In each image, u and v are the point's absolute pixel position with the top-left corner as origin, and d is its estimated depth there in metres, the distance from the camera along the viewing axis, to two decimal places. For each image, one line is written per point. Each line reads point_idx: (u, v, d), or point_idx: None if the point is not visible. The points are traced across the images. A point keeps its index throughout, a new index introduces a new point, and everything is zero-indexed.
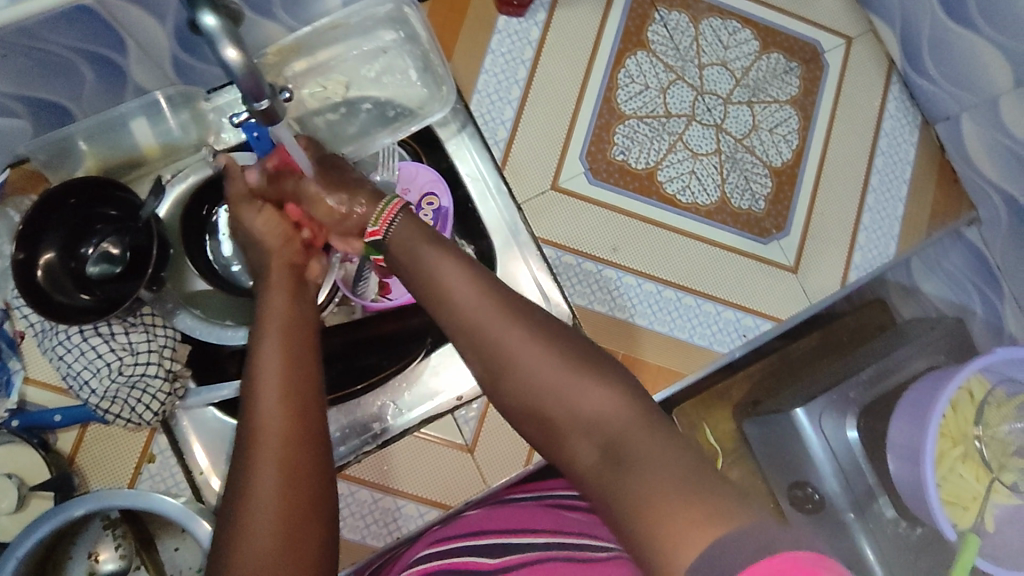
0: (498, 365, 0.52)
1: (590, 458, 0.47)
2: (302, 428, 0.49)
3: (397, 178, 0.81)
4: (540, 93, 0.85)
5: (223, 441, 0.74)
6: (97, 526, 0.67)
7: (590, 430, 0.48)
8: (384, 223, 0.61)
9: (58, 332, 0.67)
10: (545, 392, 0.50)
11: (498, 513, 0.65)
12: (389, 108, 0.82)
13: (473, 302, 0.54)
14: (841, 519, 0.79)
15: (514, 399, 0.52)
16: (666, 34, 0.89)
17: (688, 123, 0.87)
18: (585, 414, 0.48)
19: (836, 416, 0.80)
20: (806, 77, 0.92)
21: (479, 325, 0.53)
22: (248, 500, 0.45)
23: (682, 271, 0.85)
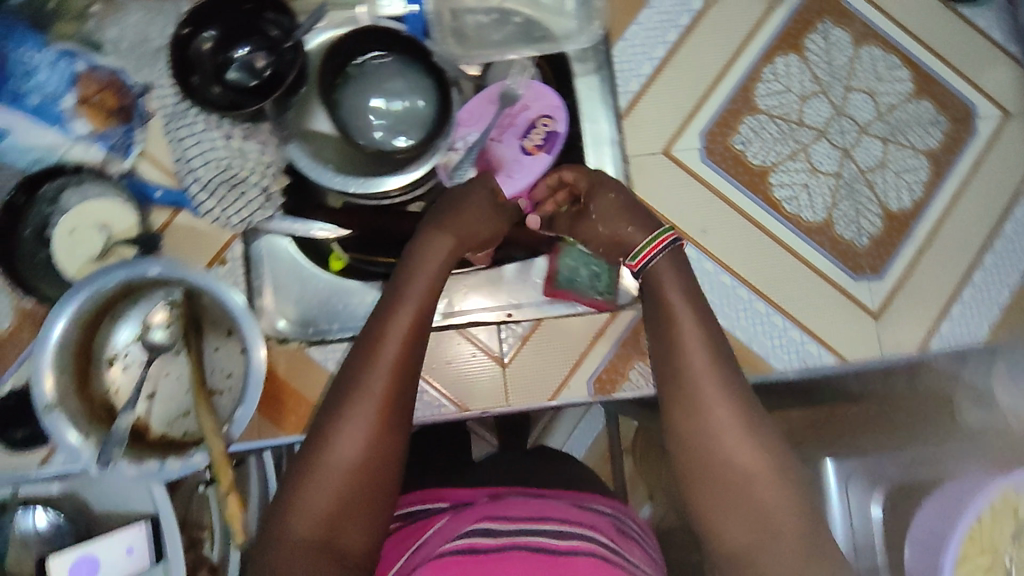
0: (683, 429, 0.62)
1: (733, 526, 0.58)
2: (390, 427, 0.60)
3: (521, 94, 0.82)
4: (682, 62, 0.85)
5: (289, 276, 0.79)
6: (159, 299, 0.71)
7: (744, 494, 0.59)
8: (642, 258, 0.70)
9: (186, 115, 0.73)
10: (716, 459, 0.60)
11: (528, 500, 0.64)
12: (535, 29, 0.84)
13: (706, 364, 0.63)
14: None
15: (687, 461, 0.61)
16: (824, 47, 0.87)
17: (817, 138, 0.86)
18: (743, 487, 0.59)
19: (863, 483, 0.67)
20: (950, 135, 0.89)
21: (700, 377, 0.62)
22: (317, 472, 0.58)
23: (762, 275, 0.83)
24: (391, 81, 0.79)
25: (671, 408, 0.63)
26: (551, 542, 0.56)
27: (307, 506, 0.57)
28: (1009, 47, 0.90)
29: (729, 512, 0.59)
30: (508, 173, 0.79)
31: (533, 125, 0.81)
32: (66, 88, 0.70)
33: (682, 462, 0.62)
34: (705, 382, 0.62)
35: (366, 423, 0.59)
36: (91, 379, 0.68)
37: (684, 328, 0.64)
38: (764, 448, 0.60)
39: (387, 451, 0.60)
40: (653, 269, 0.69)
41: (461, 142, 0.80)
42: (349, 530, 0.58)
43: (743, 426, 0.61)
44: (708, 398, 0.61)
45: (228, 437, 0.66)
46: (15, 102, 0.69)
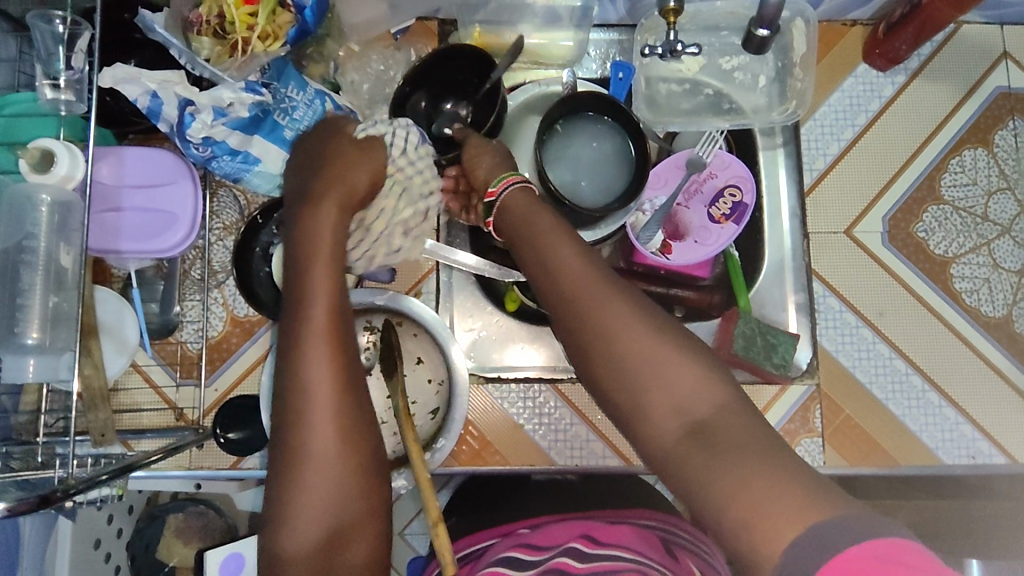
0: (596, 360, 0.52)
1: (672, 435, 0.48)
2: (349, 392, 0.52)
3: (709, 162, 0.84)
4: (870, 145, 0.87)
5: (472, 312, 0.84)
6: (360, 324, 0.75)
7: (665, 407, 0.49)
8: (500, 189, 0.63)
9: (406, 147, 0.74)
10: (645, 383, 0.50)
11: (575, 524, 0.66)
12: (724, 101, 0.86)
13: (578, 271, 0.55)
14: None
15: (613, 390, 0.51)
16: (1014, 144, 0.88)
17: (1001, 235, 0.85)
18: (674, 392, 0.49)
19: None
20: None
21: (577, 286, 0.54)
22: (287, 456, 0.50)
23: (935, 365, 0.83)
24: (597, 142, 0.82)
25: (577, 349, 0.53)
26: (571, 563, 0.58)
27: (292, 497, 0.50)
28: None
29: (668, 419, 0.49)
30: (695, 240, 0.82)
31: (720, 194, 0.83)
32: (316, 123, 0.72)
33: (614, 395, 0.51)
34: (573, 284, 0.54)
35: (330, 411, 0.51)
36: None
37: (543, 227, 0.59)
38: (681, 354, 0.50)
39: (352, 423, 0.52)
40: (504, 203, 0.62)
41: (650, 204, 0.83)
42: (356, 530, 0.51)
43: (646, 332, 0.51)
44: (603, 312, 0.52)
45: (430, 463, 0.73)
46: (270, 132, 0.70)
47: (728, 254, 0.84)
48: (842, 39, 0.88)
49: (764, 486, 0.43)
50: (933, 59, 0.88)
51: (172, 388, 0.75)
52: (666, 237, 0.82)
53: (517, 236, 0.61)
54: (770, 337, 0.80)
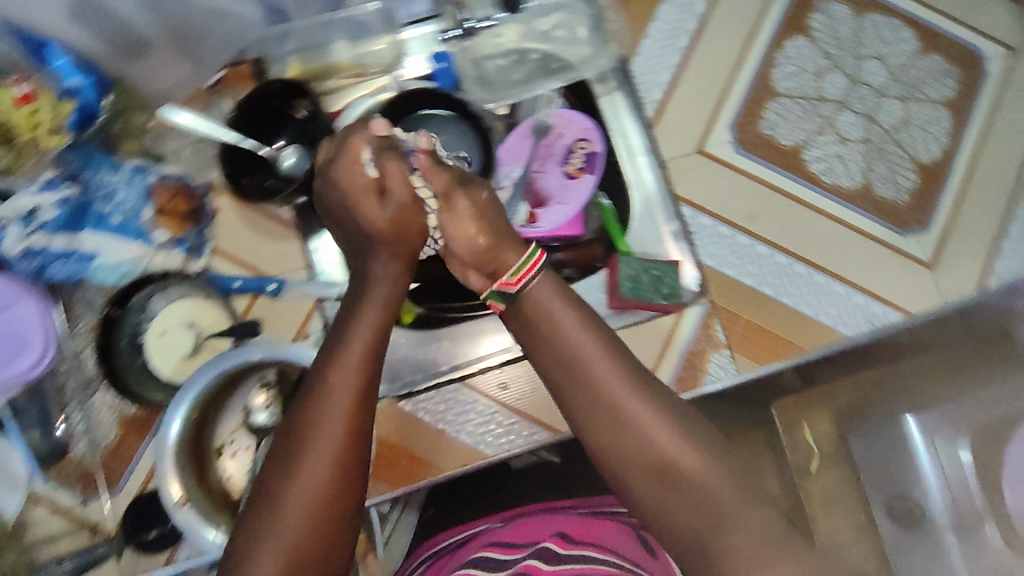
0: (618, 446, 0.59)
1: (687, 523, 0.57)
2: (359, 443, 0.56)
3: (553, 122, 0.85)
4: (699, 64, 0.89)
5: None
6: (252, 384, 0.72)
7: (680, 491, 0.57)
8: (522, 279, 0.63)
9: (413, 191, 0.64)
10: (683, 478, 0.57)
11: (546, 518, 0.77)
12: (552, 61, 0.88)
13: (613, 370, 0.60)
14: (941, 540, 0.80)
15: (643, 480, 0.58)
16: (829, 24, 0.91)
17: (840, 110, 0.89)
18: (699, 492, 0.57)
19: (949, 437, 0.82)
20: (963, 83, 0.92)
21: (610, 382, 0.60)
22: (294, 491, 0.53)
23: (813, 248, 0.86)
24: (442, 131, 0.82)
25: (606, 431, 0.59)
26: (542, 566, 0.67)
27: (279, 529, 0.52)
28: None
29: (678, 499, 0.57)
30: (559, 200, 0.82)
31: (572, 150, 0.84)
32: (142, 201, 0.73)
33: (631, 469, 0.59)
34: (614, 388, 0.59)
35: (321, 480, 0.54)
36: (205, 471, 0.69)
37: (565, 317, 0.61)
38: (717, 464, 0.58)
39: (346, 496, 0.55)
40: (530, 292, 0.63)
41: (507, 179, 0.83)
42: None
43: (670, 428, 0.59)
44: (648, 416, 0.59)
45: None
46: (97, 225, 0.70)
47: (598, 203, 0.84)
48: None
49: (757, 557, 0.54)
50: None
51: (79, 506, 0.73)
52: (530, 207, 0.82)
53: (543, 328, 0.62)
54: (654, 271, 0.82)
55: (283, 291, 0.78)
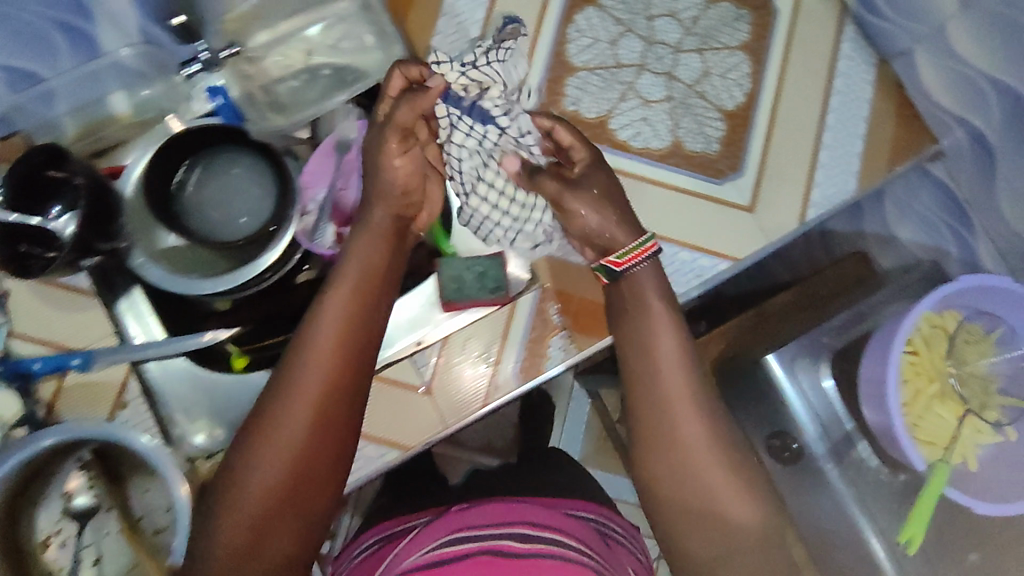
0: (651, 459, 0.63)
1: (699, 546, 0.61)
2: (331, 406, 0.59)
3: (355, 135, 0.84)
4: None
5: (189, 387, 0.80)
6: (69, 468, 0.72)
7: (695, 513, 0.61)
8: (629, 261, 0.68)
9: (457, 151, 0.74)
10: (688, 464, 0.61)
11: (494, 505, 0.74)
12: (347, 74, 0.86)
13: (683, 381, 0.63)
14: (818, 464, 0.99)
15: (665, 492, 0.62)
16: None
17: (639, 73, 0.90)
18: (713, 516, 0.61)
19: (811, 367, 0.98)
20: (757, 23, 0.93)
21: (679, 396, 0.63)
22: (267, 443, 0.57)
23: (634, 214, 0.87)
24: (236, 166, 0.80)
25: (638, 424, 0.64)
26: (516, 544, 0.65)
27: (246, 475, 0.56)
28: None
29: (689, 520, 0.62)
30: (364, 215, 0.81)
31: None
32: None
33: (648, 478, 0.64)
34: (676, 383, 0.63)
35: (300, 432, 0.57)
36: (29, 566, 0.69)
37: (652, 318, 0.66)
38: (726, 458, 0.62)
39: (315, 467, 0.58)
40: (635, 275, 0.68)
41: (312, 202, 0.81)
42: (276, 540, 0.56)
43: (709, 447, 0.62)
44: (685, 403, 0.62)
45: None
46: None
47: None
48: None
49: None
50: None
51: None
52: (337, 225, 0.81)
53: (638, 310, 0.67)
54: (476, 268, 0.81)
55: (94, 363, 0.76)
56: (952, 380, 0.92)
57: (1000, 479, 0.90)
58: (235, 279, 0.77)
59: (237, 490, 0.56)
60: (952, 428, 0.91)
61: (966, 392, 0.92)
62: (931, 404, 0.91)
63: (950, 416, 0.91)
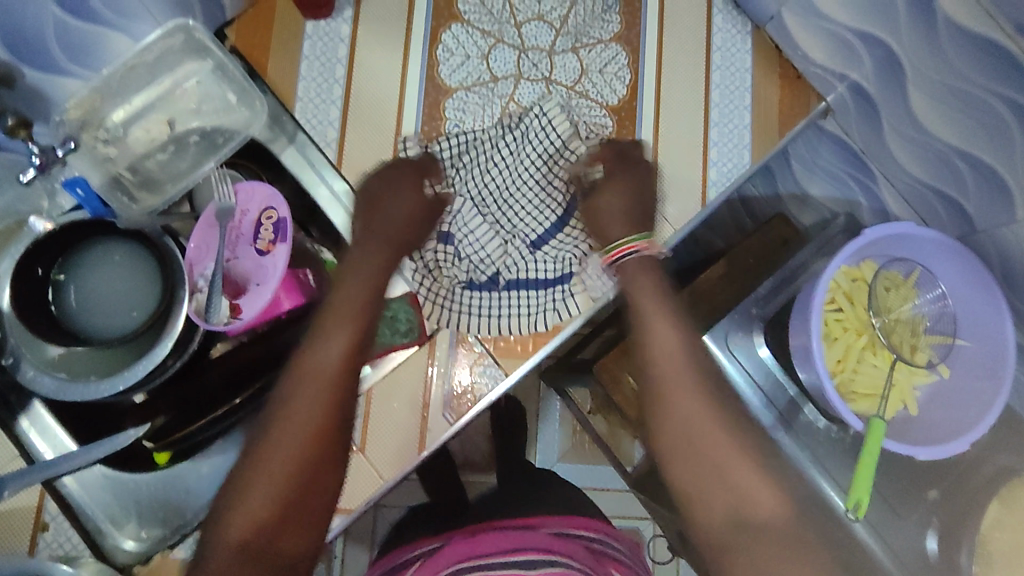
0: (669, 411, 0.67)
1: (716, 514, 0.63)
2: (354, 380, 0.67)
3: (235, 202, 0.81)
4: (363, 87, 0.86)
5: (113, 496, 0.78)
6: None
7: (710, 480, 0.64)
8: None
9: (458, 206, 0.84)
10: (695, 494, 0.64)
11: (496, 534, 0.78)
12: (216, 135, 0.84)
13: (656, 326, 0.70)
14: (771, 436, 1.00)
15: (678, 463, 0.65)
16: (477, 2, 0.90)
17: (517, 83, 0.89)
18: (706, 454, 0.64)
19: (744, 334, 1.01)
20: (625, 12, 0.93)
21: (651, 356, 0.69)
22: (298, 395, 0.64)
23: (536, 227, 0.86)
24: (113, 254, 0.76)
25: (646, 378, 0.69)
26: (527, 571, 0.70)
27: (286, 424, 0.63)
28: None
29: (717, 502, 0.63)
30: (256, 283, 0.77)
31: (261, 223, 0.80)
32: None
33: (675, 435, 0.66)
34: (662, 350, 0.69)
35: (331, 377, 0.65)
36: None
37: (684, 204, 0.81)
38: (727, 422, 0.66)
39: (336, 425, 0.65)
40: None
41: (203, 280, 0.78)
42: (310, 498, 0.63)
43: (698, 402, 0.66)
44: (662, 337, 0.70)
45: None
46: None
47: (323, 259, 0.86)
48: (276, 14, 0.86)
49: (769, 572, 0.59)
50: None
51: None
52: (231, 300, 0.77)
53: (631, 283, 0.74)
54: (385, 313, 0.82)
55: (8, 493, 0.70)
56: (879, 334, 0.93)
57: (941, 419, 0.91)
58: (138, 371, 0.73)
59: (280, 428, 0.63)
60: (885, 376, 0.92)
61: (893, 343, 0.93)
62: (862, 356, 0.92)
63: (880, 364, 0.92)
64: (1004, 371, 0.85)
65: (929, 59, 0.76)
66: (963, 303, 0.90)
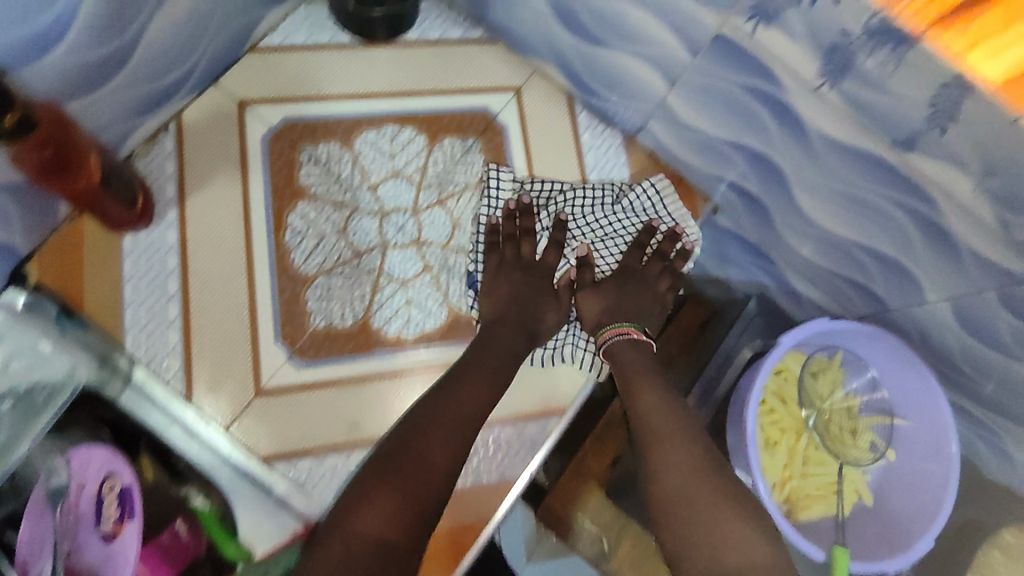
0: (643, 410, 0.68)
1: (698, 534, 0.58)
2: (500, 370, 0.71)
3: (69, 473, 0.68)
4: (204, 298, 0.74)
5: None
6: None
7: (684, 521, 0.59)
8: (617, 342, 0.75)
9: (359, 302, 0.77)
10: (720, 548, 0.57)
11: None
12: (35, 394, 0.70)
13: (639, 370, 0.71)
14: None
15: (679, 507, 0.60)
16: (321, 171, 0.80)
17: (383, 253, 0.79)
18: (681, 496, 0.60)
19: None
20: (487, 149, 0.85)
21: (645, 405, 0.68)
22: (452, 385, 0.68)
23: None
24: None
25: (628, 399, 0.70)
26: None
27: (423, 436, 0.62)
28: (470, 35, 0.88)
29: (695, 518, 0.59)
30: None
31: (102, 497, 0.66)
32: None
33: (656, 497, 0.62)
34: (649, 404, 0.68)
35: (473, 394, 0.67)
36: None
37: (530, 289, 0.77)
38: (704, 454, 0.63)
39: (471, 417, 0.66)
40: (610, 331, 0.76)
41: None
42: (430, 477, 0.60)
43: (685, 443, 0.64)
44: (642, 389, 0.69)
45: None
46: None
47: (189, 504, 0.71)
48: (83, 237, 0.74)
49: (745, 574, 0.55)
50: (183, 173, 0.77)
51: None
52: None
53: (628, 378, 0.71)
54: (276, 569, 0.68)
55: None
56: (816, 430, 0.85)
57: (898, 512, 0.81)
58: None
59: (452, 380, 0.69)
60: (834, 472, 0.83)
61: (828, 433, 0.84)
62: (807, 456, 0.84)
63: (826, 463, 0.84)
64: (950, 453, 0.77)
65: (812, 169, 0.69)
66: (896, 387, 0.82)
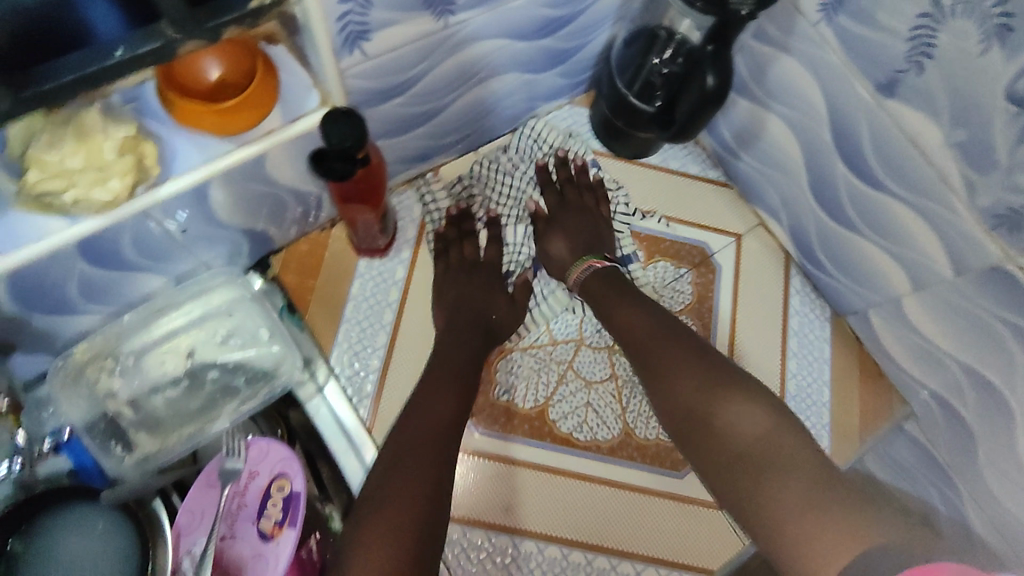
0: (639, 344, 0.69)
1: (741, 444, 0.57)
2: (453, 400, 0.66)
3: (244, 460, 0.70)
4: (409, 339, 0.79)
5: None
6: None
7: (726, 453, 0.58)
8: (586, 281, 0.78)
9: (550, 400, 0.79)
10: (732, 446, 0.58)
11: None
12: (237, 374, 0.74)
13: (637, 319, 0.71)
14: None
15: (694, 407, 0.62)
16: None
17: (577, 350, 0.82)
18: (704, 414, 0.61)
19: None
20: (698, 283, 0.88)
21: (635, 337, 0.70)
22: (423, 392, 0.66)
23: (589, 529, 0.76)
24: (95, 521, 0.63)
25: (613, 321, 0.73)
26: None
27: (400, 450, 0.60)
28: (708, 173, 0.92)
29: (736, 443, 0.57)
30: None
31: (268, 495, 0.69)
32: None
33: (696, 446, 0.60)
34: (658, 351, 0.67)
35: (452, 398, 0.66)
36: None
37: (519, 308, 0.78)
38: (703, 370, 0.63)
39: (444, 424, 0.63)
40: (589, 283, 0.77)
41: (190, 562, 0.66)
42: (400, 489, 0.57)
43: (692, 368, 0.64)
44: (635, 334, 0.70)
45: None
46: None
47: (331, 527, 0.73)
48: (327, 248, 0.81)
49: (802, 505, 0.51)
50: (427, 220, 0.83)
51: None
52: None
53: (605, 297, 0.75)
54: None
55: None
56: None
57: None
58: None
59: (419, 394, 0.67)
60: None
61: None
62: None
63: None
64: None
65: None
66: None
